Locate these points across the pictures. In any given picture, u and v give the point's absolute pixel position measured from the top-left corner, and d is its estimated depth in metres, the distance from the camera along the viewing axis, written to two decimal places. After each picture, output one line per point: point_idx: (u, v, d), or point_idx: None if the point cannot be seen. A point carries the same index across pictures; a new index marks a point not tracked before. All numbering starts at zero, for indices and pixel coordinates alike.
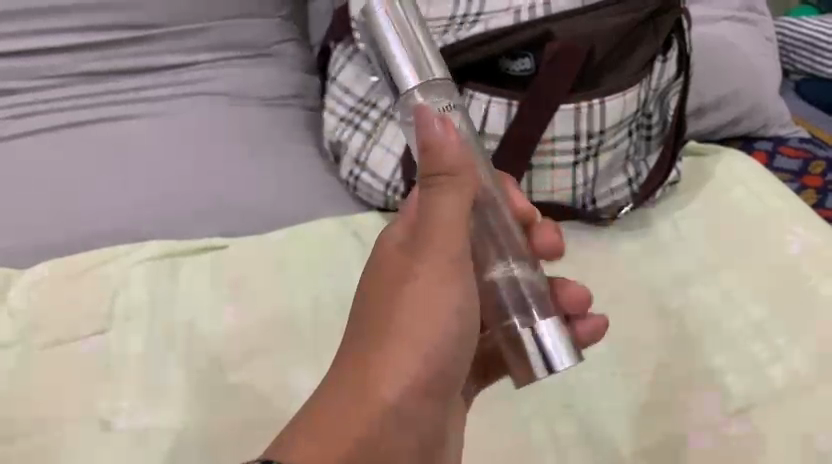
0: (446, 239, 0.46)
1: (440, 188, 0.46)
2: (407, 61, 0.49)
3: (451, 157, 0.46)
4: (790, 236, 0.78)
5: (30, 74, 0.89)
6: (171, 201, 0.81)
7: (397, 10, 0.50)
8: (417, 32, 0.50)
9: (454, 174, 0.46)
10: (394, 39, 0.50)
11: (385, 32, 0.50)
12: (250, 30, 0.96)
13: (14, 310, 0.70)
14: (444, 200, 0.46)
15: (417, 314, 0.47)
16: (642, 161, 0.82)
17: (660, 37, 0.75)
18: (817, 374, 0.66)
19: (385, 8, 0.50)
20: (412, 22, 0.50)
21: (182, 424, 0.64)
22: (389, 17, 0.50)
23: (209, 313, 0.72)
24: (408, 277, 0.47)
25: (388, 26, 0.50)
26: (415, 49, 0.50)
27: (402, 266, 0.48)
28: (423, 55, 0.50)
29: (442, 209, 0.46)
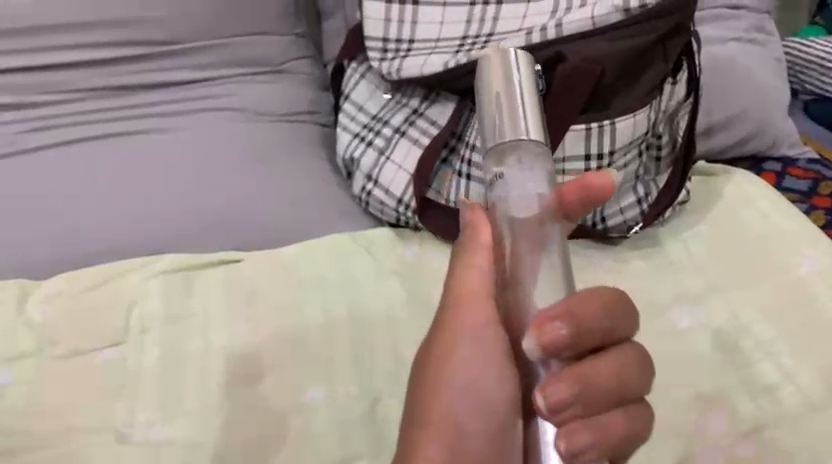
0: (469, 307, 0.50)
1: (461, 262, 0.51)
2: (505, 112, 0.48)
3: (470, 235, 0.51)
4: (800, 257, 0.78)
5: (50, 88, 0.91)
6: (186, 215, 0.83)
7: (509, 62, 0.49)
8: (525, 86, 0.49)
9: (470, 247, 0.51)
10: (494, 93, 0.49)
11: (494, 85, 0.49)
12: (265, 47, 0.97)
13: (31, 321, 0.72)
14: (464, 276, 0.51)
15: (443, 390, 0.50)
16: (651, 181, 0.83)
17: (669, 61, 0.76)
18: (824, 396, 0.67)
19: (498, 64, 0.49)
20: (524, 75, 0.49)
21: (196, 437, 0.64)
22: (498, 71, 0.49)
23: (223, 327, 0.73)
24: (439, 347, 0.51)
25: (497, 79, 0.49)
26: (517, 101, 0.48)
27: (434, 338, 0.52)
28: (523, 107, 0.48)
29: (464, 281, 0.51)
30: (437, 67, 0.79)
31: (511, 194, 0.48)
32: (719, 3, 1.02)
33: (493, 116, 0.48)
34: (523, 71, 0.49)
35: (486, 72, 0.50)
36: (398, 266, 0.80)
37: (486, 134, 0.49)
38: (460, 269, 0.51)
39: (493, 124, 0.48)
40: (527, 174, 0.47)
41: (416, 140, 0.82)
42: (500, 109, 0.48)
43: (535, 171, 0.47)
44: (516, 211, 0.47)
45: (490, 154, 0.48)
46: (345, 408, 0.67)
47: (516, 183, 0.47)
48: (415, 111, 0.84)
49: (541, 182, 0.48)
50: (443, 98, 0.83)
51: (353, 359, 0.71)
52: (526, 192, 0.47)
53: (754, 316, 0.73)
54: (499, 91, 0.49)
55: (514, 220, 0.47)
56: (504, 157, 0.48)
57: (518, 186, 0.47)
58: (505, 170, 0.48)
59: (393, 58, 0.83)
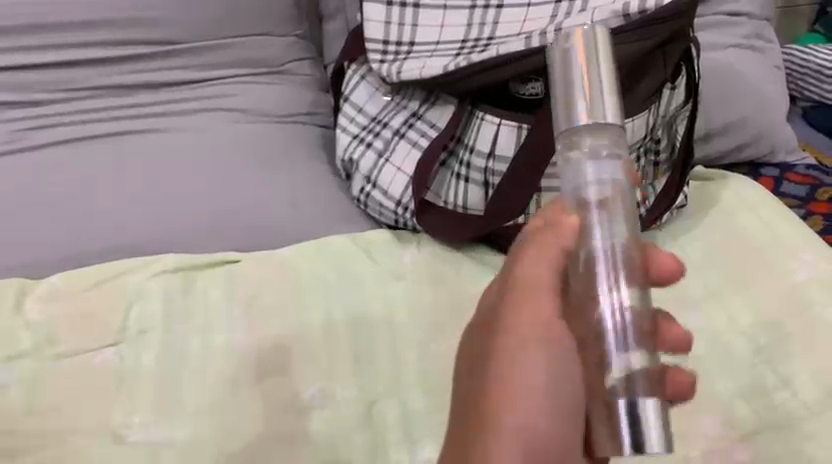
0: (539, 304, 0.46)
1: (532, 254, 0.47)
2: (584, 93, 0.46)
3: (548, 226, 0.47)
4: (799, 262, 0.78)
5: (51, 87, 0.91)
6: (186, 215, 0.83)
7: (588, 41, 0.47)
8: (606, 67, 0.46)
9: (545, 239, 0.47)
10: (572, 68, 0.47)
11: (572, 65, 0.47)
12: (266, 48, 0.98)
13: (30, 320, 0.72)
14: (537, 269, 0.47)
15: (507, 391, 0.45)
16: (648, 185, 0.83)
17: (667, 67, 0.76)
18: (822, 401, 0.66)
19: (578, 41, 0.47)
20: (604, 54, 0.47)
21: (193, 438, 0.64)
22: (577, 46, 0.47)
23: (221, 329, 0.73)
24: (501, 342, 0.47)
25: (576, 58, 0.47)
26: (597, 82, 0.46)
27: (494, 332, 0.48)
28: (603, 87, 0.46)
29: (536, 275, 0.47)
30: (439, 70, 0.79)
31: (583, 176, 0.46)
32: (720, 10, 1.02)
33: (569, 98, 0.46)
34: (604, 50, 0.47)
35: (562, 53, 0.47)
36: (398, 269, 0.80)
37: (558, 116, 0.47)
38: (534, 262, 0.47)
39: (569, 106, 0.46)
40: (603, 155, 0.46)
41: (415, 142, 0.83)
42: (577, 90, 0.46)
43: (613, 152, 0.46)
44: (588, 194, 0.46)
45: (563, 136, 0.47)
46: (343, 410, 0.67)
47: (590, 165, 0.46)
48: (414, 113, 0.84)
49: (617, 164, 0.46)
50: (443, 101, 0.83)
51: (351, 362, 0.71)
52: (599, 174, 0.46)
53: (751, 322, 0.74)
54: (578, 68, 0.46)
55: (586, 204, 0.46)
56: (578, 140, 0.46)
57: (593, 168, 0.46)
58: (581, 152, 0.46)
59: (393, 60, 0.83)
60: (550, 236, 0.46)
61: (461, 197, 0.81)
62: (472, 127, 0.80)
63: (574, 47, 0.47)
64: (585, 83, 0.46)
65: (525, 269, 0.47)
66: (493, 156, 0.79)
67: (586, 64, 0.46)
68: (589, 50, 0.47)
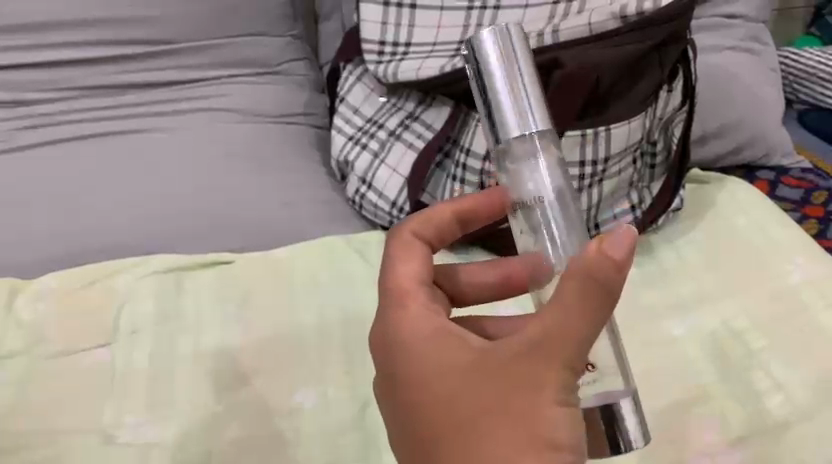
0: (566, 356, 0.38)
1: (580, 305, 0.38)
2: (510, 100, 0.44)
3: (607, 269, 0.38)
4: (792, 266, 0.78)
5: (44, 86, 0.90)
6: (179, 215, 0.82)
7: (505, 42, 0.45)
8: (527, 68, 0.45)
9: (602, 270, 0.38)
10: (497, 81, 0.44)
11: (492, 69, 0.45)
12: (261, 49, 0.97)
13: (20, 320, 0.71)
14: (588, 294, 0.38)
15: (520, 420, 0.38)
16: (645, 188, 0.83)
17: (664, 68, 0.76)
18: (814, 404, 0.66)
19: (497, 49, 0.45)
20: (522, 55, 0.45)
21: (183, 439, 0.64)
22: (500, 55, 0.45)
23: (213, 330, 0.72)
24: (507, 392, 0.39)
25: (497, 66, 0.45)
26: (520, 86, 0.44)
27: (494, 381, 0.39)
28: (527, 92, 0.44)
29: (571, 323, 0.38)
30: (435, 71, 0.79)
31: (525, 187, 0.46)
32: (716, 13, 1.02)
33: (496, 107, 0.45)
34: (522, 51, 0.45)
35: (480, 56, 0.45)
36: None
37: (488, 127, 0.46)
38: (418, 264, 0.47)
39: (497, 115, 0.45)
40: (538, 164, 0.45)
41: (411, 143, 0.82)
42: (502, 97, 0.44)
43: (546, 159, 0.45)
44: (534, 202, 0.46)
45: (495, 147, 0.46)
46: (336, 411, 0.67)
47: (531, 175, 0.46)
48: (410, 114, 0.83)
49: (553, 170, 0.46)
50: (439, 102, 0.82)
51: (344, 362, 0.70)
52: (541, 184, 0.46)
53: (746, 325, 0.73)
54: (504, 81, 0.44)
55: (534, 214, 0.46)
56: (511, 150, 0.45)
57: (533, 178, 0.46)
58: (518, 162, 0.45)
59: (389, 61, 0.83)
60: (596, 286, 0.38)
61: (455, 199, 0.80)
62: (468, 129, 0.79)
63: (495, 58, 0.45)
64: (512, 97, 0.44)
65: (559, 316, 0.38)
66: (490, 158, 0.78)
67: (508, 73, 0.44)
68: (509, 58, 0.45)
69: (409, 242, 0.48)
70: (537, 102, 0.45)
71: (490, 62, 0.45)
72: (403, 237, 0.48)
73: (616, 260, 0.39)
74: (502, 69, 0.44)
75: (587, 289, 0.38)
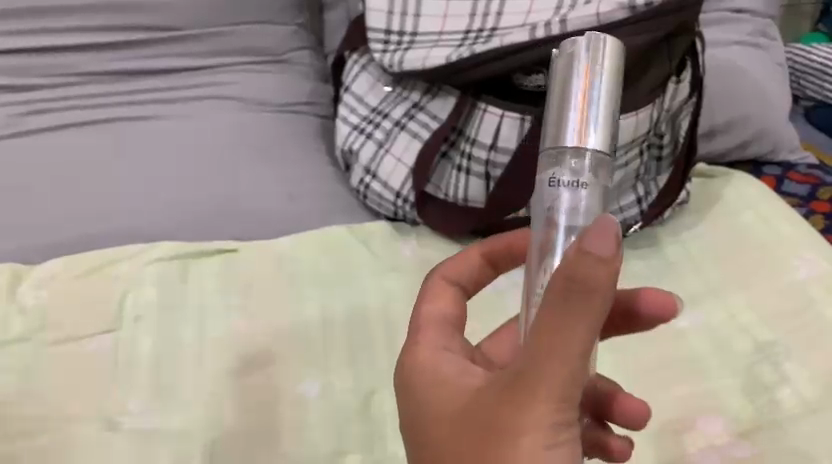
0: (552, 379, 0.35)
1: (562, 323, 0.34)
2: (578, 108, 0.39)
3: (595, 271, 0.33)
4: (800, 261, 0.77)
5: (46, 72, 0.90)
6: (183, 203, 0.82)
7: (599, 54, 0.39)
8: (608, 84, 0.39)
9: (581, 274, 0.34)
10: (570, 87, 0.39)
11: (572, 71, 0.39)
12: (265, 37, 0.96)
13: (22, 306, 0.71)
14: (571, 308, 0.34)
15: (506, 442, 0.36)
16: (651, 180, 0.83)
17: (672, 59, 0.76)
18: (824, 398, 0.66)
19: (587, 54, 0.39)
20: (611, 68, 0.39)
21: (187, 426, 0.63)
22: (585, 60, 0.39)
23: (216, 318, 0.72)
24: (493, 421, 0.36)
25: (578, 72, 0.39)
26: (594, 99, 0.39)
27: (477, 418, 0.37)
28: (600, 108, 0.39)
29: (555, 345, 0.34)
30: (441, 60, 0.78)
31: (561, 194, 0.40)
32: (722, 8, 1.02)
33: (561, 109, 0.39)
34: (611, 66, 0.39)
35: (565, 55, 0.40)
36: (398, 262, 0.79)
37: (547, 127, 0.40)
38: (448, 304, 0.46)
39: (561, 119, 0.39)
40: (582, 182, 0.39)
41: (416, 134, 0.82)
42: (572, 100, 0.39)
43: (594, 180, 0.39)
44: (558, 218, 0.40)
45: (548, 149, 0.40)
46: (338, 401, 0.66)
47: (570, 190, 0.39)
48: (416, 104, 0.82)
49: (595, 193, 0.40)
50: (445, 92, 0.81)
51: (348, 351, 0.70)
52: (573, 202, 0.40)
53: (752, 320, 0.73)
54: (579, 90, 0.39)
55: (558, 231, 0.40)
56: (561, 160, 0.40)
57: (568, 195, 0.39)
58: (559, 174, 0.40)
59: (395, 50, 0.82)
60: (577, 286, 0.34)
61: (461, 190, 0.81)
62: (473, 119, 0.79)
63: (583, 63, 0.39)
64: (584, 111, 0.39)
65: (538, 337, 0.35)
66: (496, 148, 0.78)
67: (589, 86, 0.39)
68: (598, 69, 0.39)
69: (443, 290, 0.47)
70: (610, 125, 0.39)
71: (575, 67, 0.39)
72: (435, 282, 0.48)
73: (599, 256, 0.34)
74: (582, 79, 0.39)
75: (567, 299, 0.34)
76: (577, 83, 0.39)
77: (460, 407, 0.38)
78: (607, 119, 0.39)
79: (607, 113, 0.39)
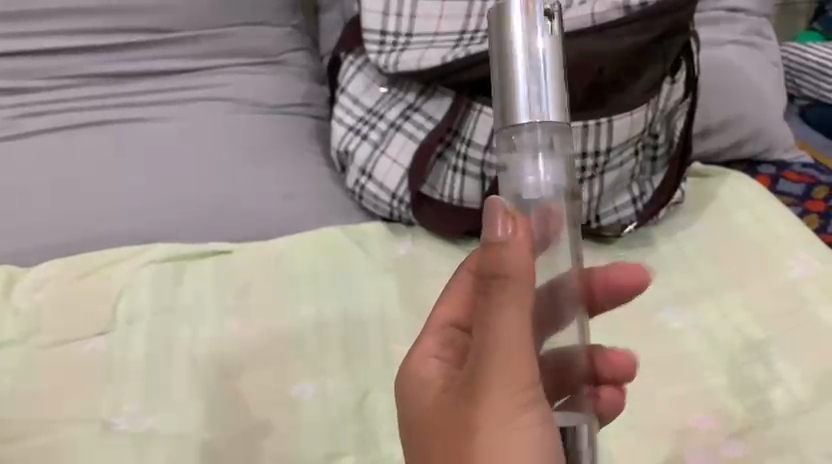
0: (500, 360, 0.41)
1: (498, 306, 0.41)
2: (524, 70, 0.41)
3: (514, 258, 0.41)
4: (793, 261, 0.77)
5: (41, 74, 0.90)
6: (179, 205, 0.82)
7: (534, 19, 0.41)
8: (549, 41, 0.41)
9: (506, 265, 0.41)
10: (513, 58, 0.41)
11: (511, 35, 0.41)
12: (261, 38, 0.96)
13: (18, 308, 0.71)
14: (502, 295, 0.41)
15: (474, 423, 0.41)
16: (646, 180, 0.83)
17: (668, 59, 0.76)
18: (816, 398, 0.66)
19: (523, 23, 0.41)
20: (548, 32, 0.41)
21: (182, 427, 0.63)
22: (523, 29, 0.41)
23: (212, 319, 0.72)
24: (461, 407, 0.42)
25: (518, 42, 0.41)
26: (538, 68, 0.41)
27: (451, 408, 0.43)
28: (545, 67, 0.41)
29: (494, 329, 0.41)
30: (437, 61, 0.78)
31: (521, 169, 0.42)
32: (718, 7, 1.02)
33: (508, 84, 0.41)
34: (549, 24, 0.41)
35: (500, 19, 0.41)
36: (393, 263, 0.79)
37: (498, 103, 0.42)
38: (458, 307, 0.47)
39: (508, 93, 0.41)
40: (541, 154, 0.42)
41: (411, 134, 0.82)
42: (517, 73, 0.41)
43: (553, 150, 0.42)
44: (526, 197, 0.43)
45: (501, 128, 0.42)
46: (332, 403, 0.66)
47: (531, 163, 0.42)
48: (411, 105, 0.83)
49: (559, 165, 0.42)
50: (440, 93, 0.81)
51: (343, 353, 0.70)
52: (538, 178, 0.42)
53: (745, 319, 0.73)
54: (522, 61, 0.41)
55: (526, 206, 0.43)
56: (517, 135, 0.41)
57: (532, 171, 0.42)
58: (520, 149, 0.42)
59: (390, 51, 0.82)
60: (503, 276, 0.41)
61: (457, 191, 0.81)
62: (470, 120, 0.80)
63: (520, 31, 0.41)
64: (530, 81, 0.41)
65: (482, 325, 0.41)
66: (491, 148, 0.78)
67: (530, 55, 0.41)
68: (534, 35, 0.41)
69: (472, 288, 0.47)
70: (556, 89, 0.41)
71: (512, 35, 0.41)
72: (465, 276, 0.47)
73: (517, 244, 0.41)
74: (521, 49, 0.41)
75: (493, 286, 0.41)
76: (517, 53, 0.41)
77: (438, 402, 0.44)
78: (551, 82, 0.41)
79: (552, 78, 0.41)
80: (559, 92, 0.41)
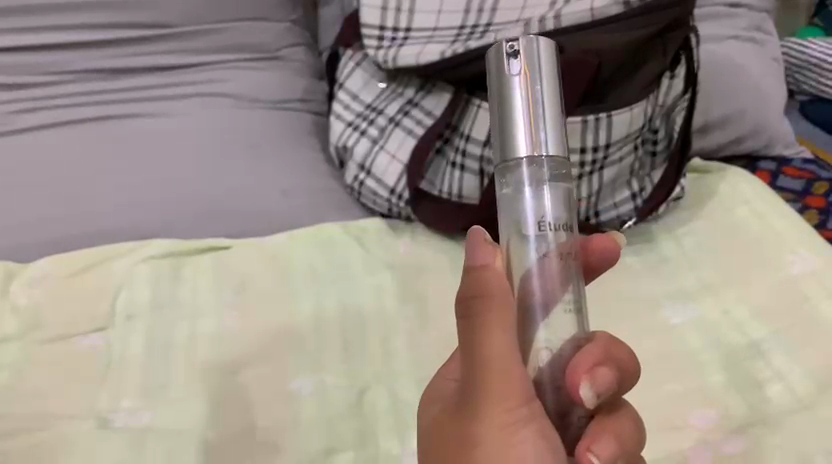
0: (489, 378, 0.41)
1: (481, 328, 0.41)
2: (525, 106, 0.42)
3: (489, 281, 0.41)
4: (793, 256, 0.77)
5: (38, 69, 0.89)
6: (178, 200, 0.82)
7: (531, 57, 0.42)
8: (547, 76, 0.42)
9: (484, 287, 0.41)
10: (512, 97, 0.42)
11: (510, 72, 0.42)
12: (259, 33, 0.96)
13: (16, 304, 0.71)
14: (480, 315, 0.41)
15: (471, 441, 0.42)
16: (646, 176, 0.83)
17: (667, 55, 0.77)
18: (816, 395, 0.66)
19: (519, 62, 0.42)
20: (546, 69, 0.42)
21: (179, 422, 0.63)
22: (520, 68, 0.42)
23: (210, 315, 0.72)
24: (460, 428, 0.43)
25: (516, 80, 0.42)
26: (536, 105, 0.41)
27: (452, 430, 0.43)
28: (544, 103, 0.42)
29: (477, 349, 0.41)
30: (436, 57, 0.78)
31: (523, 205, 0.42)
32: (718, 2, 1.01)
33: (508, 120, 0.42)
34: (544, 60, 0.42)
35: (498, 56, 0.42)
36: (391, 259, 0.79)
37: (499, 139, 0.43)
38: None
39: (507, 129, 0.42)
40: (542, 189, 0.42)
41: (410, 130, 0.82)
42: (517, 110, 0.42)
43: (553, 185, 0.42)
44: (528, 229, 0.42)
45: (502, 164, 0.43)
46: (330, 399, 0.66)
47: (533, 198, 0.42)
48: (410, 101, 0.83)
49: (558, 199, 0.43)
50: (439, 88, 0.81)
51: (342, 349, 0.70)
52: (540, 211, 0.42)
53: (745, 316, 0.73)
54: (520, 99, 0.42)
55: (528, 238, 0.42)
56: (518, 169, 0.42)
57: (533, 205, 0.42)
58: (520, 183, 0.42)
59: (389, 46, 0.81)
60: (480, 298, 0.41)
61: (456, 186, 0.81)
62: (468, 116, 0.80)
63: (517, 70, 0.42)
64: (529, 117, 0.42)
65: (466, 346, 0.42)
66: (489, 144, 0.78)
67: (527, 92, 0.42)
68: (530, 72, 0.42)
69: None
70: (555, 126, 0.42)
71: (508, 76, 0.42)
72: None
73: (492, 270, 0.42)
74: (517, 87, 0.42)
75: (473, 312, 0.41)
76: (514, 91, 0.42)
77: (444, 424, 0.45)
78: (550, 119, 0.42)
79: (551, 114, 0.42)
80: (558, 128, 0.42)
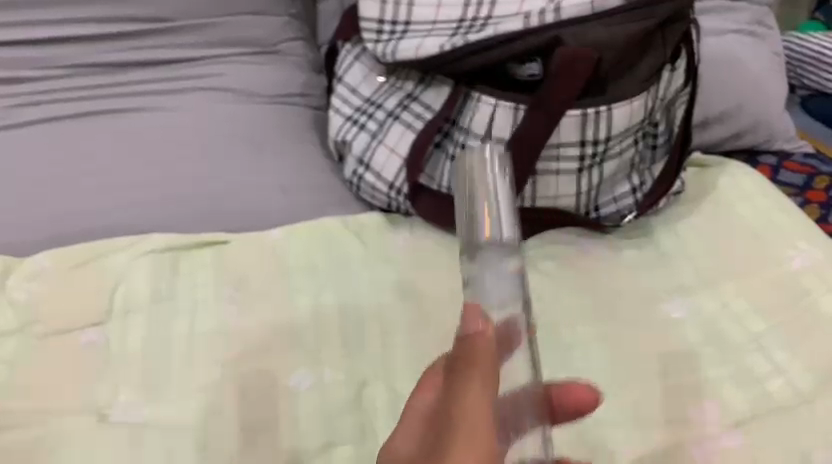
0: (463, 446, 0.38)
1: (465, 394, 0.39)
2: (483, 210, 0.43)
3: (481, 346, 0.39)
4: (793, 250, 0.77)
5: (36, 64, 0.89)
6: (177, 194, 0.81)
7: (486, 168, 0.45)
8: (502, 184, 0.45)
9: (476, 350, 0.39)
10: (472, 203, 0.44)
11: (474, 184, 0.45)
12: (257, 27, 0.95)
13: (13, 299, 0.70)
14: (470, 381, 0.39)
15: None
16: (646, 169, 0.83)
17: (667, 47, 0.76)
18: (816, 389, 0.66)
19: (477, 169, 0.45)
20: (500, 178, 0.45)
21: (177, 417, 0.63)
22: (480, 180, 0.44)
23: (208, 310, 0.71)
24: None
25: (477, 193, 0.44)
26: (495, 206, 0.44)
27: None
28: (501, 203, 0.44)
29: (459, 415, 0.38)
30: (435, 50, 0.77)
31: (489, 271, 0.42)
32: None
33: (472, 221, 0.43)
34: (499, 166, 0.45)
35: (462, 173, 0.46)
36: (389, 254, 0.78)
37: (465, 237, 0.44)
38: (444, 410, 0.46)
39: (472, 227, 0.43)
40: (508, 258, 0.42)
41: (409, 124, 0.81)
42: (478, 211, 0.44)
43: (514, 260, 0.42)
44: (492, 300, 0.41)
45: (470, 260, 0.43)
46: (329, 394, 0.66)
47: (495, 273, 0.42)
48: (409, 95, 0.82)
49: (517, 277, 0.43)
50: (438, 81, 0.81)
51: (341, 344, 0.70)
52: (503, 289, 0.42)
53: (746, 310, 0.73)
54: (478, 202, 0.44)
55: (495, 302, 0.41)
56: (486, 253, 0.42)
57: (499, 272, 0.42)
58: (488, 264, 0.42)
59: (389, 40, 0.81)
60: (472, 362, 0.39)
61: (455, 181, 0.80)
62: (467, 110, 0.78)
63: (477, 184, 0.44)
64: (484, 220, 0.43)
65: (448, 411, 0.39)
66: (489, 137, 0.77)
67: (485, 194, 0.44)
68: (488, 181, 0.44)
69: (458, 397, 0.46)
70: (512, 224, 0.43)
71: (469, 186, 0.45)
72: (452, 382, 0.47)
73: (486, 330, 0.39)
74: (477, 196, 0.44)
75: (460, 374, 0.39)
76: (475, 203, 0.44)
77: None
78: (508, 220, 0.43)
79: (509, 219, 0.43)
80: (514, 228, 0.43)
